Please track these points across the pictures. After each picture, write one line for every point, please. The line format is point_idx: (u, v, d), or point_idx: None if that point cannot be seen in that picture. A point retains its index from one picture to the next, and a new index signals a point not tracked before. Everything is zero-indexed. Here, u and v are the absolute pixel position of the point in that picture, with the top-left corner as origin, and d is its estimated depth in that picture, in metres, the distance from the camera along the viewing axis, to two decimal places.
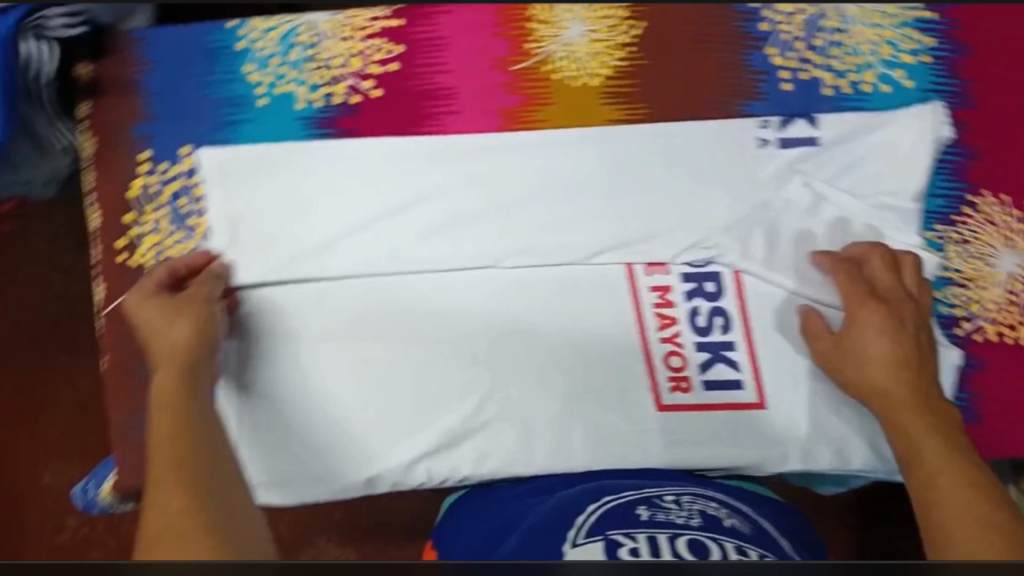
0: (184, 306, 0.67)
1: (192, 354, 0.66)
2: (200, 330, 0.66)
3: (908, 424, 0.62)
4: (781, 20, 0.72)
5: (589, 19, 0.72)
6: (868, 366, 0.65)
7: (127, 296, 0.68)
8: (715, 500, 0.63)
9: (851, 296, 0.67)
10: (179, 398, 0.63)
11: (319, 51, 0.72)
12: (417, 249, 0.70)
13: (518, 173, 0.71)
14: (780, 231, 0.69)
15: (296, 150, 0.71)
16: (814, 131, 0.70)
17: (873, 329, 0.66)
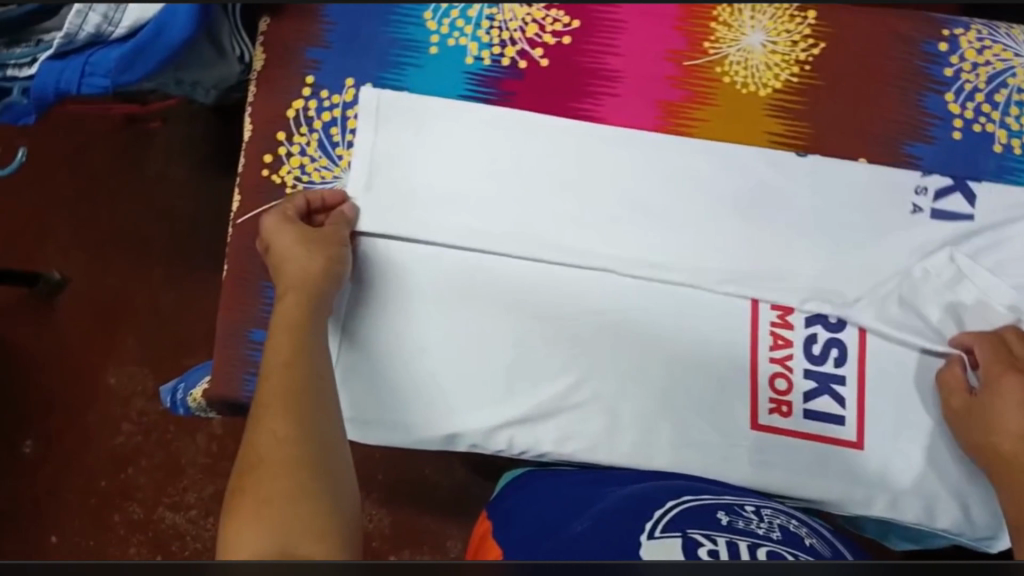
0: (318, 236, 0.66)
1: (316, 284, 0.65)
2: (327, 261, 0.66)
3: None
4: (966, 68, 0.67)
5: (772, 29, 0.69)
6: (1003, 432, 0.63)
7: (267, 217, 0.69)
8: (795, 517, 0.60)
9: (998, 362, 0.65)
10: (299, 326, 0.63)
11: (498, 11, 0.71)
12: (549, 231, 0.69)
13: (665, 167, 0.69)
14: (917, 303, 0.67)
15: (453, 107, 0.71)
16: (968, 207, 0.67)
17: (1010, 397, 0.64)
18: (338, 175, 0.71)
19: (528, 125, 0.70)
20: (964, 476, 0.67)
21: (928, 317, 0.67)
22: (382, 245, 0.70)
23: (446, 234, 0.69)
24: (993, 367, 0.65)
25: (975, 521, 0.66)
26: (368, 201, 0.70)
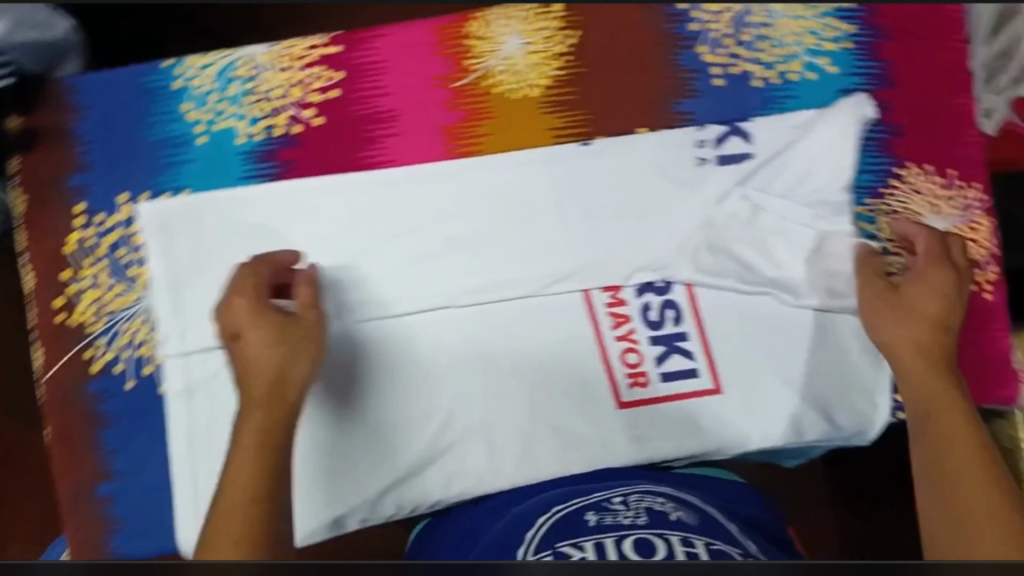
0: (299, 338, 0.68)
1: (284, 396, 0.67)
2: (298, 375, 0.68)
3: (943, 417, 0.63)
4: (710, 18, 0.70)
5: (525, 31, 0.70)
6: (916, 321, 0.66)
7: (238, 298, 0.68)
8: (665, 494, 0.64)
9: (931, 257, 0.68)
10: (266, 425, 0.65)
11: (258, 84, 0.70)
12: (377, 290, 0.71)
13: (465, 196, 0.71)
14: (726, 245, 0.70)
15: (239, 196, 0.70)
16: (747, 146, 0.70)
17: (925, 285, 0.67)
18: (138, 296, 0.72)
19: (319, 191, 0.70)
20: (819, 386, 0.71)
21: (741, 256, 0.70)
22: (212, 356, 0.71)
23: None
24: (926, 261, 0.68)
25: (841, 425, 0.71)
26: (172, 322, 0.71)
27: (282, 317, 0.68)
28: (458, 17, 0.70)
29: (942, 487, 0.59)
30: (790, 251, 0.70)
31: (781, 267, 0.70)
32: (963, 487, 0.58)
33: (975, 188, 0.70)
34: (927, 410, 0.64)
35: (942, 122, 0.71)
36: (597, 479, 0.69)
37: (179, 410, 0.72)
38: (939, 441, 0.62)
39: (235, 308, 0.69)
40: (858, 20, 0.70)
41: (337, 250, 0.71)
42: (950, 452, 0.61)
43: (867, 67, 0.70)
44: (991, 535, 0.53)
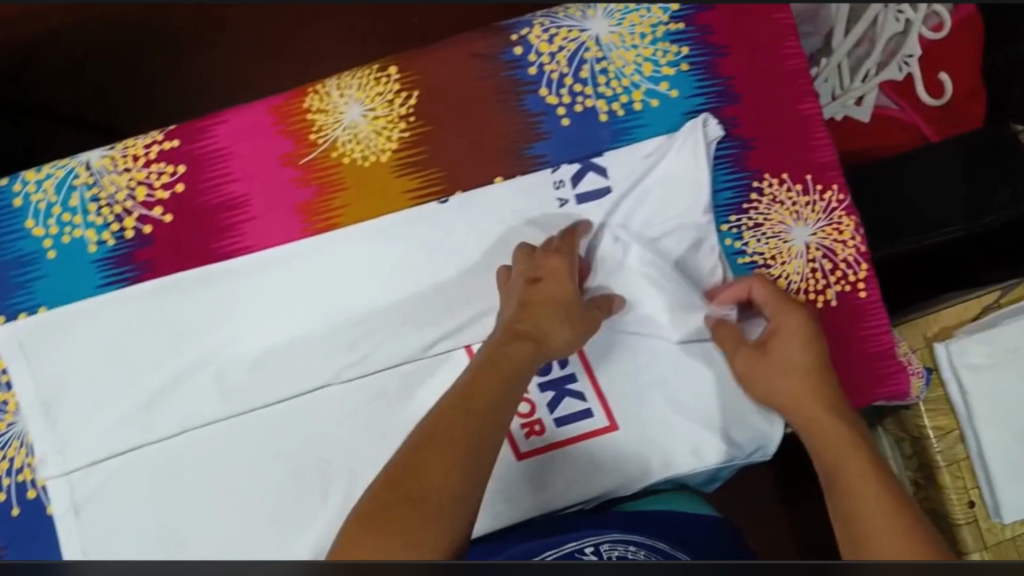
0: (579, 320, 0.66)
1: (523, 349, 0.63)
2: (553, 344, 0.64)
3: (829, 429, 0.64)
4: (547, 60, 0.70)
5: (365, 98, 0.70)
6: (792, 366, 0.66)
7: (558, 256, 0.67)
8: (633, 542, 0.62)
9: (776, 304, 0.68)
10: (488, 393, 0.59)
11: (99, 189, 0.69)
12: (252, 379, 0.69)
13: (333, 270, 0.69)
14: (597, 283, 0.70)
15: (99, 303, 0.68)
16: (605, 181, 0.70)
17: (787, 336, 0.67)
18: (10, 420, 0.69)
19: (180, 287, 0.68)
20: (713, 406, 0.70)
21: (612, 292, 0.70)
22: (96, 471, 0.68)
23: (151, 433, 0.68)
24: (773, 308, 0.68)
25: (738, 442, 0.70)
26: (49, 439, 0.68)
27: (580, 296, 0.66)
28: (294, 94, 0.70)
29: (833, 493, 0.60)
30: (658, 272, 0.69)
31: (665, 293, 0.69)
32: (864, 490, 0.59)
33: (832, 191, 0.71)
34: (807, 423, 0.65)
35: (791, 130, 0.71)
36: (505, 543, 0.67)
37: (68, 529, 0.67)
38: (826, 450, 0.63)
39: (550, 263, 0.67)
40: (691, 41, 0.71)
41: (208, 342, 0.69)
42: (834, 465, 0.62)
43: (709, 87, 0.70)
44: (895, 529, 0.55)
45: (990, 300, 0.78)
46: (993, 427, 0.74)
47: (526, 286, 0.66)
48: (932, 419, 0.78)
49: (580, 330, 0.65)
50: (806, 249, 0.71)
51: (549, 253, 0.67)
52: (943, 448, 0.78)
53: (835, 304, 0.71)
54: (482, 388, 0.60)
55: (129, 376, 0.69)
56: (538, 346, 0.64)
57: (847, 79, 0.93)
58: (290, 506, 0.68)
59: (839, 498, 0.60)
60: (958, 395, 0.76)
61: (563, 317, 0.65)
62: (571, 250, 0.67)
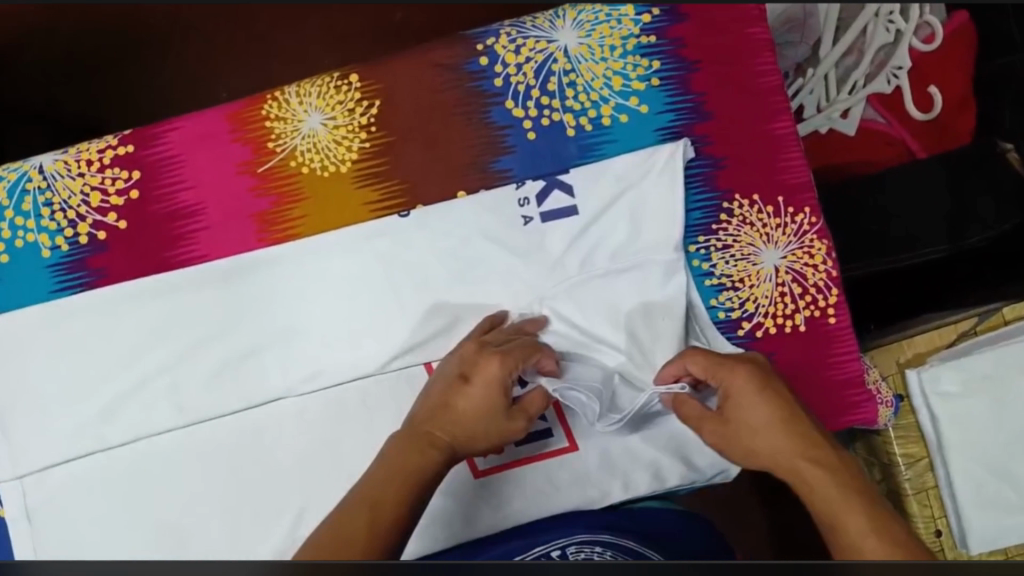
0: (495, 434, 0.63)
1: (429, 457, 0.61)
2: (464, 450, 0.63)
3: (813, 458, 0.61)
4: (513, 72, 0.68)
5: (325, 107, 0.68)
6: (761, 420, 0.62)
7: (495, 362, 0.63)
8: (601, 543, 0.59)
9: (721, 368, 0.63)
10: (423, 448, 0.61)
11: (53, 194, 0.68)
12: (205, 390, 0.67)
13: (290, 281, 0.68)
14: (561, 305, 0.68)
15: (50, 309, 0.67)
16: (571, 200, 0.68)
17: (736, 393, 0.63)
18: None
19: (134, 295, 0.67)
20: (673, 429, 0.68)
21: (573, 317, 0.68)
22: (47, 477, 0.67)
23: (102, 442, 0.66)
24: (717, 376, 0.63)
25: (700, 466, 0.68)
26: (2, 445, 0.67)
27: (504, 410, 0.63)
28: (254, 101, 0.69)
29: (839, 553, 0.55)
30: (626, 296, 0.68)
31: (643, 315, 0.67)
32: (853, 518, 0.56)
33: (804, 213, 0.69)
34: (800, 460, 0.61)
35: (763, 149, 0.69)
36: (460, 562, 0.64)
37: (20, 537, 0.66)
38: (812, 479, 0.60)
39: (487, 370, 0.63)
40: (661, 55, 0.69)
41: (163, 351, 0.67)
42: (815, 501, 0.59)
43: (680, 103, 0.68)
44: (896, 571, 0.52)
45: (966, 327, 0.78)
46: (964, 458, 0.72)
47: (455, 382, 0.63)
48: (901, 447, 0.76)
49: (493, 444, 0.63)
50: (775, 273, 0.69)
51: (489, 355, 0.63)
52: (911, 477, 0.76)
53: (803, 330, 0.69)
54: (402, 460, 0.61)
55: (81, 383, 0.67)
56: (446, 455, 0.62)
57: (833, 91, 0.91)
58: (244, 521, 0.66)
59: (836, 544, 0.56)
60: (928, 424, 0.73)
61: (484, 421, 0.63)
62: (518, 354, 0.63)
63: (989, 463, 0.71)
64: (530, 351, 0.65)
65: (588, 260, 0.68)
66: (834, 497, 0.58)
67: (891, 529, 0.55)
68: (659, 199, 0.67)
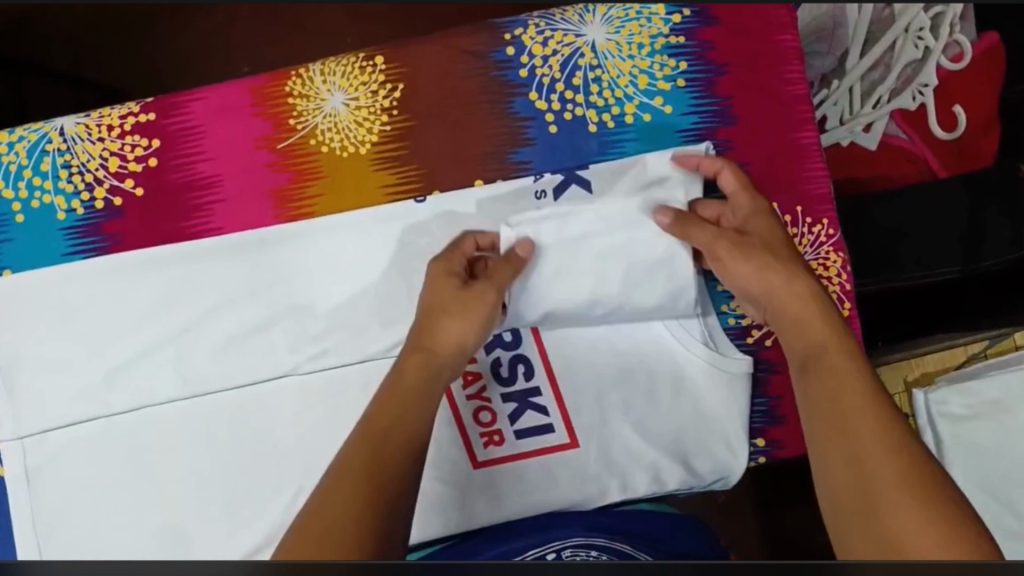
0: (468, 305, 0.63)
1: (412, 362, 0.62)
2: (444, 352, 0.63)
3: (828, 353, 0.58)
4: (539, 64, 0.68)
5: (348, 87, 0.68)
6: (777, 258, 0.63)
7: (433, 267, 0.65)
8: (596, 547, 0.60)
9: (748, 188, 0.65)
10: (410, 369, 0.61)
11: (72, 156, 0.68)
12: (210, 363, 0.67)
13: (302, 259, 0.68)
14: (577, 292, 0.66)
15: (62, 272, 0.67)
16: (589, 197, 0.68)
17: (764, 220, 0.65)
18: None
19: (147, 263, 0.67)
20: (676, 432, 0.67)
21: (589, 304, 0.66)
22: (47, 439, 0.67)
23: (104, 407, 0.66)
24: (747, 190, 0.65)
25: (701, 471, 0.67)
26: (5, 405, 0.67)
27: (459, 285, 0.64)
28: (278, 77, 0.69)
29: (847, 464, 0.52)
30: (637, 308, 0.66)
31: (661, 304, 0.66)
32: (862, 423, 0.53)
33: (822, 225, 0.68)
34: (806, 348, 0.59)
35: (785, 157, 0.69)
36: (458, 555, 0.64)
37: (17, 497, 0.66)
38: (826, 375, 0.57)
39: (428, 279, 0.66)
40: (689, 56, 0.68)
41: (172, 321, 0.67)
42: (827, 386, 0.56)
43: (704, 105, 0.68)
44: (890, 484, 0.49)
45: (976, 350, 0.79)
46: (964, 481, 0.71)
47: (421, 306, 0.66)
48: None
49: (472, 318, 0.63)
50: None
51: (429, 267, 0.66)
52: None
53: None
54: (398, 387, 0.60)
55: (87, 346, 0.67)
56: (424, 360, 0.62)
57: (857, 103, 0.90)
58: (240, 496, 0.66)
59: (850, 456, 0.52)
60: (932, 445, 0.74)
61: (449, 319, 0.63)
62: (450, 250, 0.66)
63: (988, 488, 0.70)
64: (459, 239, 0.66)
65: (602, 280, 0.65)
66: (849, 401, 0.54)
67: (898, 440, 0.52)
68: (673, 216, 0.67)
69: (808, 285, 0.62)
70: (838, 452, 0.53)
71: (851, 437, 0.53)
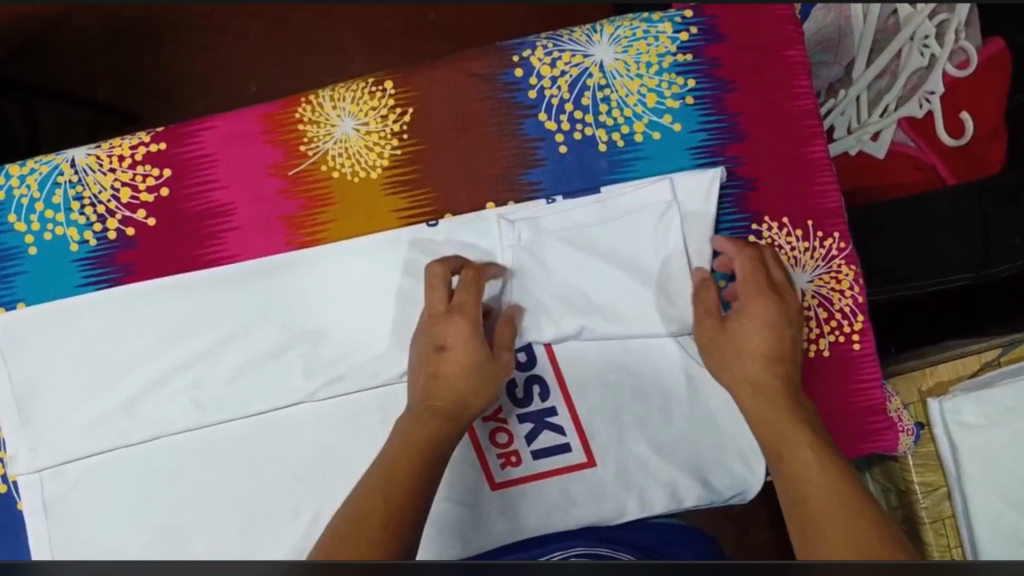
0: (490, 376, 0.63)
1: (439, 424, 0.61)
2: (469, 413, 0.62)
3: (792, 458, 0.58)
4: (547, 84, 0.68)
5: (358, 112, 0.68)
6: (747, 364, 0.64)
7: (459, 320, 0.64)
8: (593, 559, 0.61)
9: (745, 283, 0.65)
10: (433, 424, 0.60)
11: (83, 188, 0.68)
12: (226, 390, 0.67)
13: (315, 286, 0.68)
14: (586, 299, 0.67)
15: (75, 301, 0.67)
16: (594, 200, 0.67)
17: (748, 321, 0.64)
18: None
19: (161, 293, 0.67)
20: (692, 451, 0.67)
21: (601, 310, 0.67)
22: (65, 470, 0.67)
23: (121, 436, 0.66)
24: (743, 292, 0.65)
25: (717, 487, 0.67)
26: (21, 436, 0.67)
27: (486, 353, 0.64)
28: (287, 104, 0.69)
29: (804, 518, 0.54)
30: (626, 329, 0.66)
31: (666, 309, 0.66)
32: (828, 524, 0.52)
33: (833, 239, 0.68)
34: (778, 451, 0.60)
35: (795, 173, 0.69)
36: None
37: (36, 529, 0.66)
38: (793, 486, 0.57)
39: (455, 333, 0.64)
40: (698, 74, 0.68)
41: (186, 349, 0.67)
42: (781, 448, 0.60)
43: (713, 123, 0.68)
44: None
45: (990, 358, 0.79)
46: (981, 489, 0.72)
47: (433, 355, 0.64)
48: (920, 475, 0.77)
49: (492, 390, 0.63)
50: (802, 296, 0.68)
51: (448, 318, 0.64)
52: (928, 505, 0.77)
53: (828, 355, 0.68)
54: (410, 439, 0.59)
55: (102, 376, 0.67)
56: (451, 422, 0.61)
57: (864, 112, 0.90)
58: (257, 521, 0.66)
59: (817, 560, 0.50)
60: (948, 455, 0.74)
61: (473, 383, 0.63)
62: (468, 293, 0.64)
63: (1005, 496, 0.71)
64: (435, 270, 0.65)
65: (597, 281, 0.67)
66: (815, 508, 0.54)
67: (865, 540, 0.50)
68: (668, 262, 0.67)
69: (775, 385, 0.63)
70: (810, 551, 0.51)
71: (822, 539, 0.51)
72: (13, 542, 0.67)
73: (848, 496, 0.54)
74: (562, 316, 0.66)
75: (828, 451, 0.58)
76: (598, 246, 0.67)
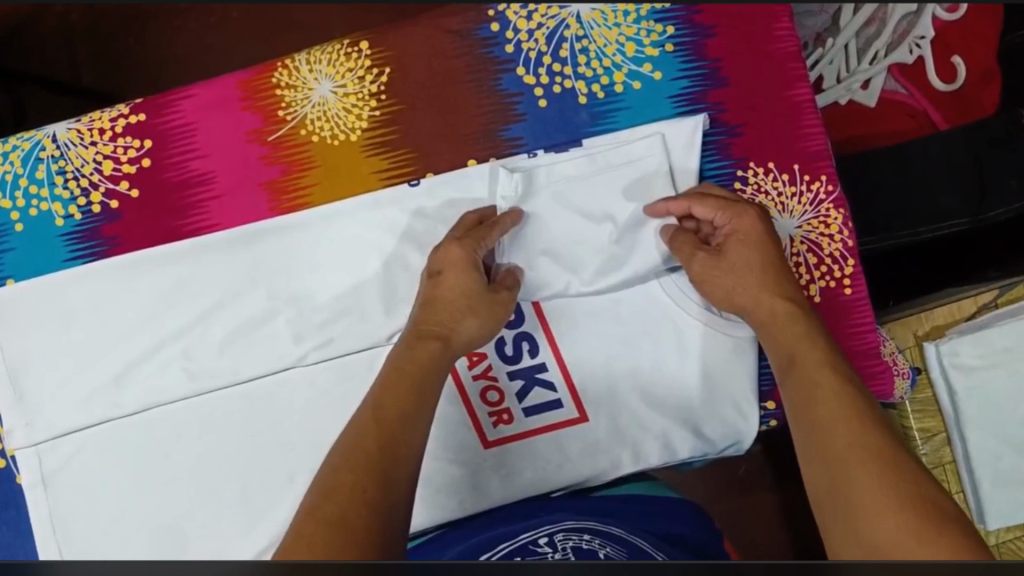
0: (483, 308, 0.63)
1: (429, 349, 0.60)
2: (459, 342, 0.62)
3: (800, 358, 0.58)
4: (524, 38, 0.68)
5: (335, 74, 0.68)
6: (745, 282, 0.63)
7: (455, 247, 0.63)
8: (589, 530, 0.59)
9: (722, 213, 0.64)
10: (430, 358, 0.60)
11: (66, 162, 0.68)
12: (216, 358, 0.67)
13: (300, 252, 0.68)
14: (572, 253, 0.67)
15: (63, 276, 0.67)
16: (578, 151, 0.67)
17: (740, 242, 0.64)
18: None
19: (148, 264, 0.67)
20: (684, 403, 0.67)
21: (586, 263, 0.66)
22: (61, 443, 0.67)
23: (115, 408, 0.67)
24: (726, 220, 0.64)
25: (711, 437, 0.67)
26: (17, 413, 0.67)
27: (482, 284, 0.63)
28: (263, 69, 0.69)
29: (815, 423, 0.54)
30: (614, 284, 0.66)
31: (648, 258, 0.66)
32: (839, 430, 0.52)
33: (821, 182, 0.67)
34: (787, 355, 0.59)
35: (778, 117, 0.68)
36: (449, 540, 0.63)
37: (36, 502, 0.67)
38: (801, 387, 0.56)
39: (451, 257, 0.63)
40: (675, 20, 0.68)
41: (175, 319, 0.68)
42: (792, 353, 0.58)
43: (693, 70, 0.68)
44: (866, 489, 0.48)
45: (987, 300, 0.80)
46: (981, 432, 0.72)
47: (429, 281, 0.64)
48: (918, 421, 0.76)
49: (486, 320, 0.63)
50: (790, 242, 0.68)
51: (449, 243, 0.63)
52: (929, 451, 0.77)
53: (818, 300, 0.68)
54: (403, 385, 0.58)
55: (93, 350, 0.67)
56: (443, 346, 0.61)
57: (853, 61, 0.88)
58: (253, 487, 0.66)
59: (829, 464, 0.51)
60: (946, 399, 0.73)
61: (464, 313, 0.62)
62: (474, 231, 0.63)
63: (1003, 436, 0.71)
64: (467, 221, 0.65)
65: (583, 233, 0.67)
66: (823, 411, 0.54)
67: (877, 446, 0.50)
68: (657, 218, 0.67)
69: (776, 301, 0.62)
70: (822, 455, 0.52)
71: (833, 447, 0.52)
72: (13, 517, 0.68)
73: (856, 402, 0.54)
74: (550, 274, 0.66)
75: (834, 354, 0.58)
76: (585, 196, 0.67)
